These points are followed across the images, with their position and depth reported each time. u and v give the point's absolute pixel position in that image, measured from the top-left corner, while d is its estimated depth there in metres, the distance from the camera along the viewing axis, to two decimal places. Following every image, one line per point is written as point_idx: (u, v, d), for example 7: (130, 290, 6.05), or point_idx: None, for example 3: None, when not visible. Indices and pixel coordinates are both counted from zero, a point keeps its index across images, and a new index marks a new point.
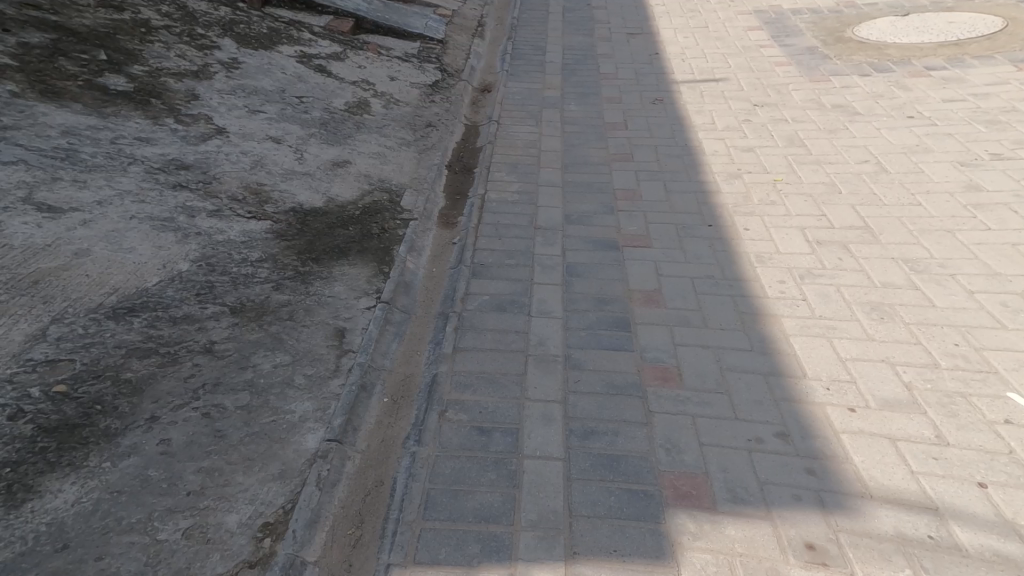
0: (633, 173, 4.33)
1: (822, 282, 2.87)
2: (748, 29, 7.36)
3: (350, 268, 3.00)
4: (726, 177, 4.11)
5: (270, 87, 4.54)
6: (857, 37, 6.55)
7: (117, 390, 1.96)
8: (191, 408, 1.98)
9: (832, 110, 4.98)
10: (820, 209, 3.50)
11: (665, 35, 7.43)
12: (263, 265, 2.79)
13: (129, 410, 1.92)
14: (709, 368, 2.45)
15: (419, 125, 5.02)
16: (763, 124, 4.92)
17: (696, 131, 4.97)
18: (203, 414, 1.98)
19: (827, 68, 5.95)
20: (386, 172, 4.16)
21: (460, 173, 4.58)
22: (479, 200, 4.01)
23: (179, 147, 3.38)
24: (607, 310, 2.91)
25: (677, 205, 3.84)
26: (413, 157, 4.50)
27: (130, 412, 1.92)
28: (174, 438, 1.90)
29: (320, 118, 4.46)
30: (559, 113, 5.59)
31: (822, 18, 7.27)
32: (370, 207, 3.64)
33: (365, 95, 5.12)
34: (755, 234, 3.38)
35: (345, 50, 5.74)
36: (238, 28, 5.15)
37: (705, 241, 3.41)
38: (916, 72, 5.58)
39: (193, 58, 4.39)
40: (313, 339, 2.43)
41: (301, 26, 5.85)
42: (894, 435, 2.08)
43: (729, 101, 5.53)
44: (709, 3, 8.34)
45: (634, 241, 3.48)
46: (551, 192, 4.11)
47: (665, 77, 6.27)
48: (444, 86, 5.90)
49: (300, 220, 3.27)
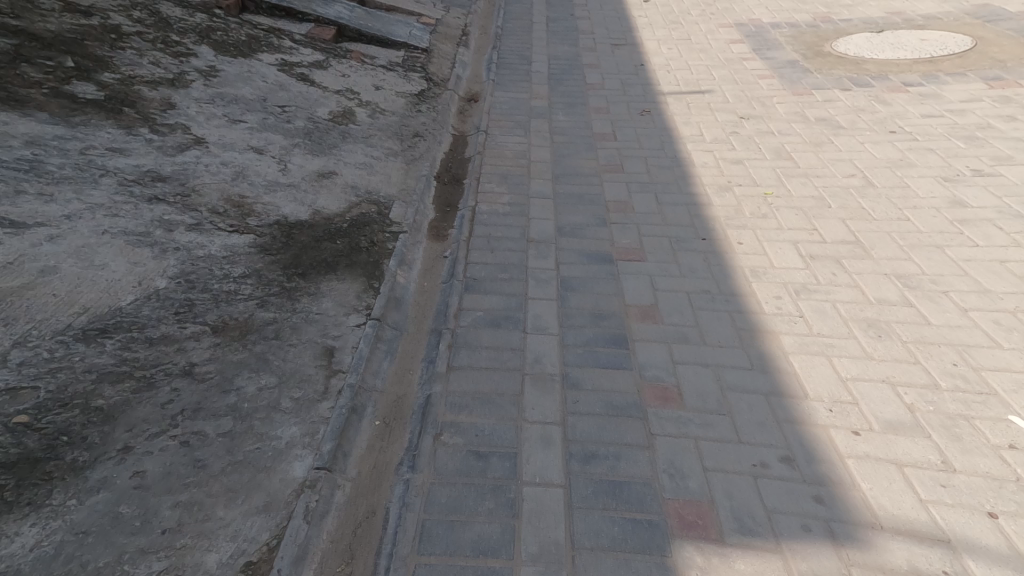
0: (622, 184, 4.30)
1: (817, 298, 2.86)
2: (730, 42, 7.43)
3: (338, 283, 2.91)
4: (716, 189, 4.10)
5: (251, 95, 4.43)
6: (836, 51, 6.65)
7: (86, 419, 1.83)
8: (169, 436, 1.87)
9: (815, 124, 5.02)
10: (812, 222, 3.51)
11: (649, 46, 7.47)
12: (246, 282, 2.70)
13: (99, 441, 1.80)
14: (709, 388, 2.41)
15: (406, 135, 4.95)
16: (750, 137, 4.95)
17: (683, 143, 4.98)
18: (181, 443, 1.87)
19: (808, 81, 6.02)
20: (373, 183, 4.08)
21: (450, 183, 4.52)
22: (470, 211, 3.94)
23: (155, 158, 3.29)
24: (603, 327, 2.86)
25: (668, 217, 3.80)
26: (400, 168, 4.43)
27: (100, 443, 1.79)
28: (149, 470, 1.78)
29: (304, 127, 4.37)
30: (547, 123, 5.56)
31: (801, 32, 7.38)
32: (358, 220, 3.56)
33: (350, 104, 5.04)
34: (749, 248, 3.38)
35: (328, 58, 5.65)
36: (216, 35, 5.04)
37: (698, 255, 3.38)
38: (895, 87, 5.67)
39: (168, 65, 4.27)
40: (301, 359, 2.33)
41: (282, 33, 5.75)
42: (901, 461, 2.05)
43: (714, 113, 5.55)
44: (692, 16, 8.43)
45: (627, 254, 3.44)
46: (542, 204, 4.06)
47: (650, 88, 6.29)
48: (430, 95, 5.85)
49: (285, 234, 3.19)
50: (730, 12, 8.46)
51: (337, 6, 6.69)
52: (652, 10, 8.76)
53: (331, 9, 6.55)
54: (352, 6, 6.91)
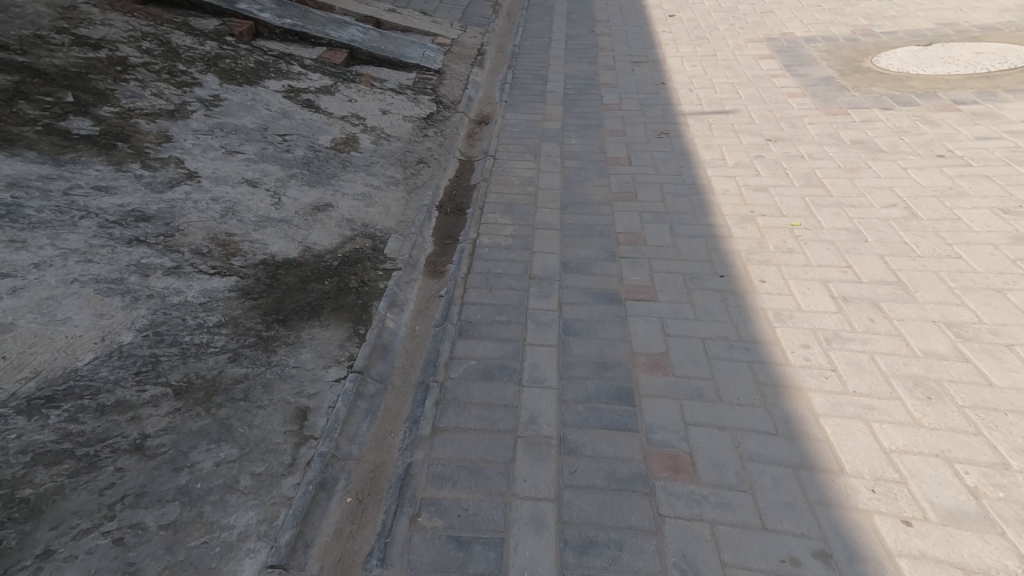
0: (638, 215, 4.06)
1: (850, 348, 2.57)
2: (758, 57, 7.16)
3: (321, 331, 2.71)
4: (738, 220, 3.89)
5: (252, 124, 4.31)
6: (876, 66, 6.34)
7: (8, 514, 1.66)
8: (101, 533, 1.69)
9: (852, 147, 4.73)
10: (844, 259, 3.27)
11: (673, 63, 7.24)
12: (221, 331, 2.51)
13: (17, 543, 1.61)
14: (726, 455, 2.12)
15: (411, 162, 4.78)
16: (777, 161, 4.68)
17: (704, 168, 4.73)
18: (114, 540, 1.69)
19: (844, 100, 5.71)
20: (371, 216, 3.90)
21: (452, 213, 4.31)
22: (470, 245, 3.73)
23: (142, 196, 3.14)
24: (608, 379, 2.59)
25: (685, 252, 3.57)
26: (401, 198, 4.25)
27: (18, 546, 1.61)
28: None
29: (304, 157, 4.23)
30: (560, 147, 5.34)
31: (838, 47, 7.08)
32: (350, 256, 3.38)
33: (354, 130, 4.90)
34: (773, 287, 3.13)
35: (336, 83, 5.55)
36: (223, 63, 4.96)
37: (716, 295, 3.14)
38: (943, 106, 5.33)
39: (170, 96, 4.18)
40: (269, 425, 2.14)
41: (292, 58, 5.67)
42: (967, 564, 1.75)
43: (739, 135, 5.28)
44: (718, 31, 8.18)
45: (637, 294, 3.22)
46: (548, 235, 3.83)
47: (671, 109, 6.04)
48: (438, 119, 5.68)
49: (270, 274, 3.01)
50: (759, 26, 8.19)
51: (350, 30, 6.62)
52: (676, 25, 8.54)
53: (344, 32, 6.48)
54: (366, 29, 6.83)
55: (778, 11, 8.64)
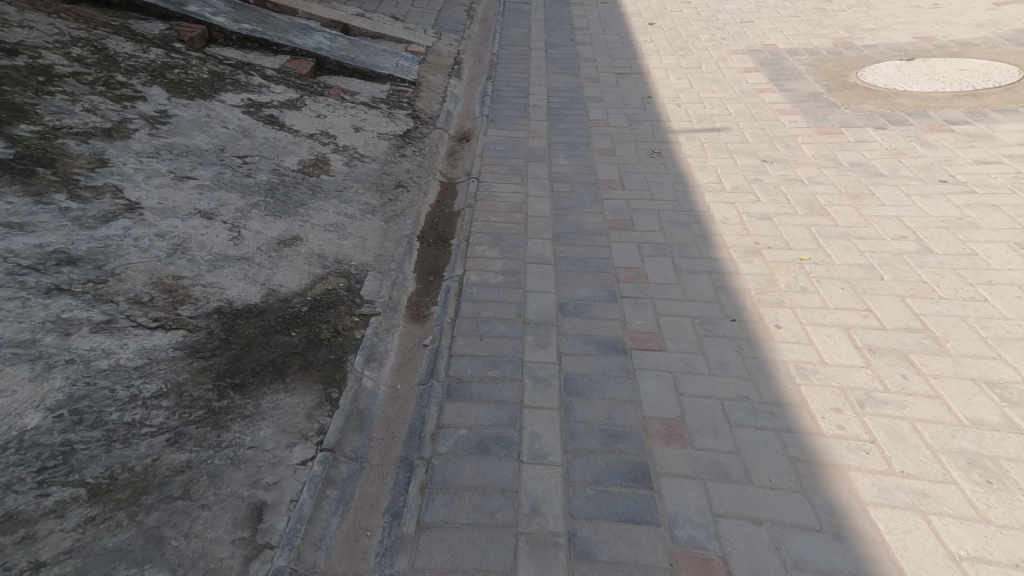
0: (635, 246, 3.78)
1: (890, 414, 2.30)
2: (744, 71, 6.98)
3: (285, 398, 2.29)
4: (742, 253, 3.62)
5: (207, 145, 3.89)
6: (863, 82, 6.21)
7: None
8: None
9: (851, 170, 4.53)
10: (864, 301, 3.00)
11: (657, 76, 7.02)
12: (160, 404, 2.08)
13: None
14: (767, 563, 1.86)
15: (388, 186, 4.41)
16: (776, 186, 4.44)
17: (700, 193, 4.47)
18: None
19: (835, 118, 5.54)
20: (343, 250, 3.52)
21: (434, 244, 3.96)
22: (457, 283, 3.39)
23: (68, 234, 2.72)
24: (619, 452, 2.26)
25: (690, 291, 3.29)
26: (378, 228, 3.88)
27: None
28: None
29: (267, 182, 3.83)
30: (546, 168, 5.02)
31: (822, 60, 6.96)
32: (321, 300, 3.00)
33: (324, 150, 4.51)
34: (790, 335, 2.84)
35: (303, 96, 5.15)
36: (171, 73, 4.54)
37: (729, 343, 2.85)
38: (937, 126, 5.18)
39: (107, 112, 3.75)
40: (214, 533, 1.78)
41: (252, 68, 5.27)
42: None
43: (732, 156, 5.05)
44: (702, 41, 8.00)
45: (643, 342, 2.92)
46: (541, 272, 3.51)
47: (660, 125, 5.80)
48: (416, 136, 5.33)
49: (226, 326, 2.60)
50: (741, 37, 8.03)
51: (315, 37, 6.26)
52: (658, 35, 8.34)
53: (309, 39, 6.11)
54: (334, 36, 6.50)
55: (758, 21, 8.53)
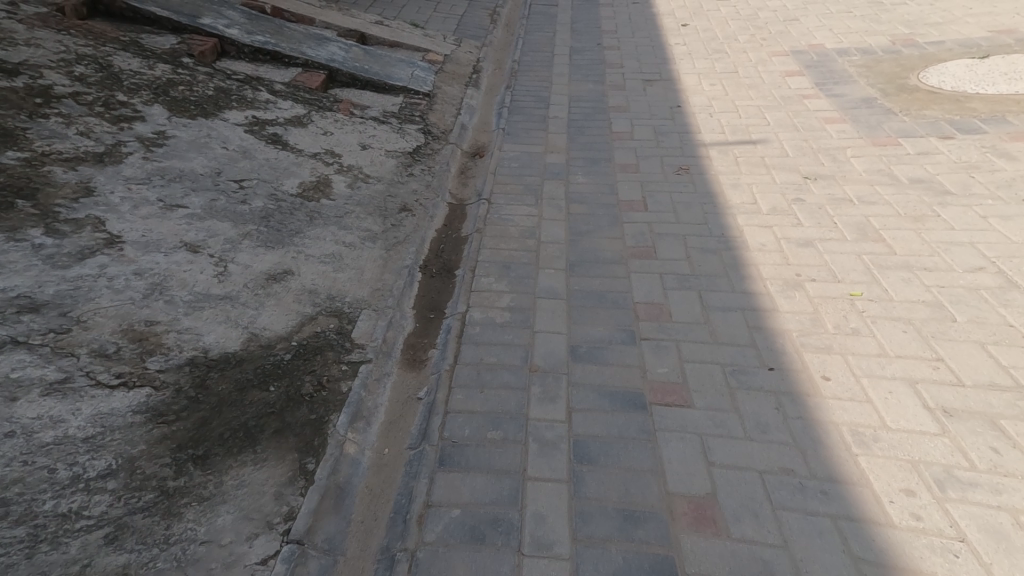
0: (657, 279, 3.47)
1: (987, 502, 1.97)
2: (785, 74, 6.53)
3: (252, 474, 2.06)
4: (781, 287, 3.26)
5: (202, 168, 3.67)
6: (926, 84, 5.74)
7: None
8: None
9: (911, 187, 4.09)
10: (933, 349, 2.65)
11: (689, 82, 6.63)
12: (105, 487, 1.88)
13: None
14: None
15: (392, 210, 4.13)
16: (819, 207, 4.01)
17: (732, 216, 4.09)
18: None
19: (892, 126, 5.08)
20: (339, 284, 3.24)
21: (438, 275, 3.68)
22: (458, 322, 3.13)
23: (36, 275, 2.49)
24: (639, 541, 1.93)
25: (721, 333, 2.96)
26: (378, 258, 3.60)
27: None
28: None
29: (263, 208, 3.59)
30: (563, 187, 4.68)
31: (877, 60, 6.47)
32: (307, 346, 2.72)
33: (327, 171, 4.26)
34: (840, 388, 2.48)
35: (310, 112, 4.93)
36: (176, 91, 4.35)
37: (767, 399, 2.47)
38: (1018, 133, 4.70)
39: (102, 135, 3.56)
40: None
41: (260, 83, 5.07)
42: None
43: (772, 171, 4.64)
44: (738, 43, 7.56)
45: (665, 395, 2.56)
46: (551, 308, 3.25)
47: (690, 138, 5.41)
48: (425, 153, 5.05)
49: (197, 381, 2.32)
50: (783, 36, 7.56)
51: (330, 48, 6.08)
52: (691, 36, 7.93)
53: (322, 51, 5.92)
54: (348, 46, 6.30)
55: (803, 19, 8.06)
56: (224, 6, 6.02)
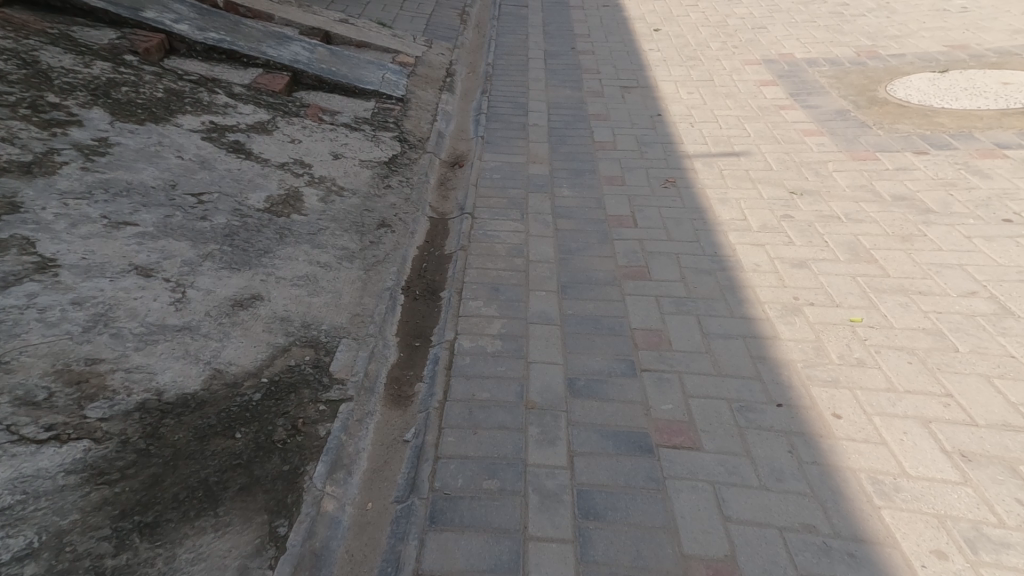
0: (654, 302, 3.32)
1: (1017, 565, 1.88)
2: (760, 84, 6.50)
3: (212, 544, 1.81)
4: (781, 311, 3.13)
5: (154, 180, 3.35)
6: (894, 97, 5.77)
7: None
8: None
9: (895, 205, 4.04)
10: (942, 384, 2.54)
11: (665, 89, 6.53)
12: (22, 572, 1.60)
13: None
14: None
15: (369, 225, 3.88)
16: (809, 224, 3.92)
17: (723, 233, 3.97)
18: None
19: (868, 140, 5.06)
20: (314, 310, 2.97)
21: (422, 297, 3.44)
22: (447, 352, 2.90)
23: None
24: None
25: (724, 363, 2.81)
26: (357, 280, 3.34)
27: None
28: None
29: (226, 226, 3.29)
30: (549, 201, 4.48)
31: (845, 71, 6.51)
32: (281, 381, 2.43)
33: (297, 183, 3.97)
34: (854, 428, 2.36)
35: (275, 117, 4.63)
36: (118, 92, 4.01)
37: (779, 441, 2.34)
38: (986, 150, 4.72)
39: (29, 141, 3.22)
40: None
41: (218, 85, 4.75)
42: None
43: (757, 185, 4.55)
44: (711, 50, 7.52)
45: (671, 435, 2.40)
46: (545, 335, 3.07)
47: (673, 149, 5.28)
48: (403, 163, 4.80)
49: (149, 430, 2.04)
50: (755, 45, 7.55)
51: (292, 47, 5.78)
52: (665, 42, 7.85)
53: (284, 51, 5.62)
54: (313, 46, 6.01)
55: (772, 27, 8.09)
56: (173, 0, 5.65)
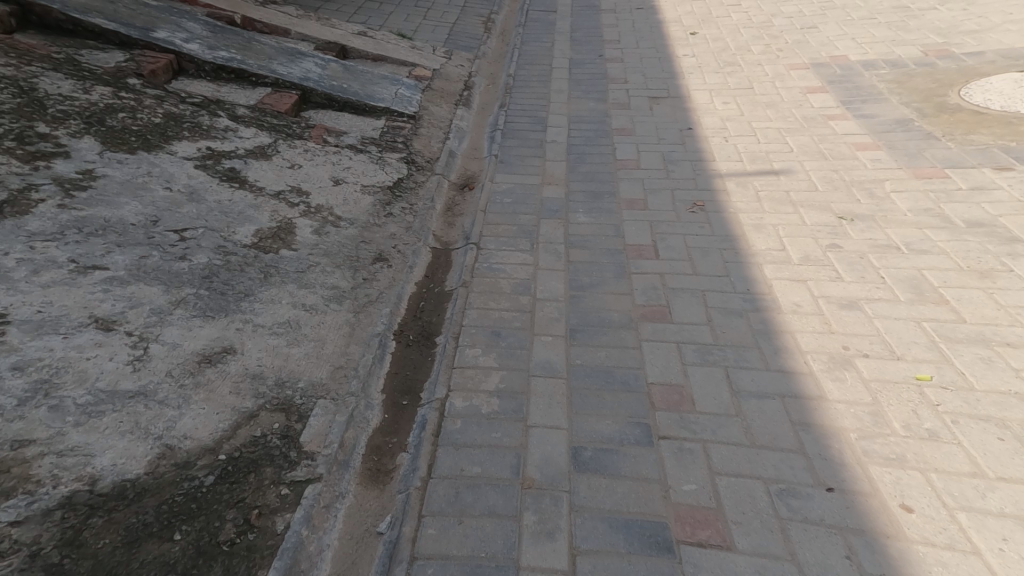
0: (674, 351, 2.96)
1: None
2: (806, 91, 6.08)
3: None
4: (826, 364, 2.76)
5: (136, 216, 3.10)
6: (970, 103, 5.38)
7: None
8: None
9: (969, 233, 3.76)
10: None
11: (699, 99, 6.12)
12: None
13: None
14: None
15: (365, 259, 3.57)
16: (861, 255, 3.63)
17: (757, 265, 3.62)
18: None
19: (936, 154, 4.73)
20: (291, 364, 2.67)
21: (415, 343, 3.13)
22: (436, 414, 2.59)
23: None
24: None
25: (756, 434, 2.39)
26: (344, 325, 3.04)
27: None
28: None
29: (206, 265, 3.00)
30: (562, 228, 4.13)
31: (908, 74, 6.10)
32: (240, 459, 2.16)
33: (290, 213, 3.68)
34: (929, 528, 1.99)
35: (276, 140, 4.39)
36: (114, 119, 3.81)
37: (833, 541, 1.98)
38: None
39: (7, 177, 3.02)
40: None
41: (219, 107, 4.54)
42: None
43: (799, 210, 4.18)
44: (752, 54, 7.09)
45: (697, 526, 2.06)
46: (549, 392, 2.73)
47: (703, 167, 4.87)
48: (408, 187, 4.49)
49: (70, 534, 1.80)
50: (801, 47, 7.10)
51: (303, 64, 5.57)
52: (700, 46, 7.43)
53: (295, 68, 5.41)
54: (326, 61, 5.80)
55: (822, 26, 7.64)
56: (185, 16, 5.54)
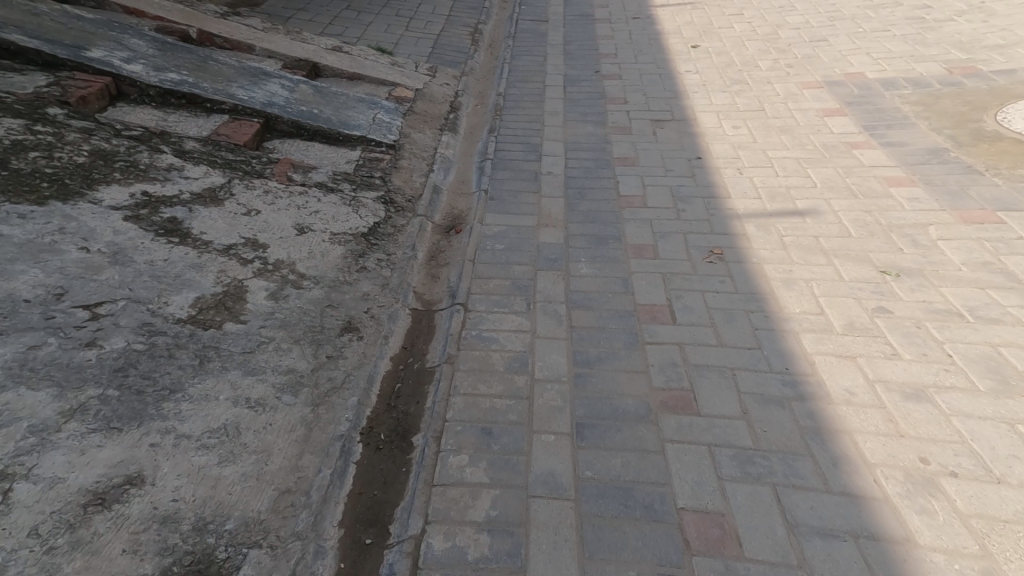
0: (707, 458, 2.39)
1: None
2: (823, 113, 5.56)
3: None
4: (907, 489, 2.24)
5: (31, 290, 2.51)
6: (1008, 130, 4.86)
7: None
8: None
9: None
10: None
11: (707, 122, 5.59)
12: None
13: None
14: None
15: (330, 330, 2.96)
16: (919, 322, 3.05)
17: (794, 335, 3.02)
18: None
19: (981, 192, 4.19)
20: (219, 495, 2.07)
21: (387, 446, 2.52)
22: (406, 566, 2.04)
23: None
24: None
25: None
26: (298, 426, 2.42)
27: None
28: None
29: (119, 352, 2.41)
30: (562, 282, 3.53)
31: (934, 96, 5.59)
32: None
33: (241, 273, 3.08)
34: None
35: (230, 180, 3.80)
36: (21, 159, 3.23)
37: None
38: None
39: None
40: None
41: (164, 140, 3.96)
42: None
43: (833, 261, 3.60)
44: (760, 70, 6.57)
45: None
46: (554, 523, 2.16)
47: (717, 205, 4.30)
48: (386, 233, 3.90)
49: None
50: (813, 63, 6.59)
51: (268, 87, 5.00)
52: (704, 62, 6.92)
53: (258, 92, 4.85)
54: (295, 82, 5.23)
55: (833, 39, 7.16)
56: (131, 32, 4.98)
